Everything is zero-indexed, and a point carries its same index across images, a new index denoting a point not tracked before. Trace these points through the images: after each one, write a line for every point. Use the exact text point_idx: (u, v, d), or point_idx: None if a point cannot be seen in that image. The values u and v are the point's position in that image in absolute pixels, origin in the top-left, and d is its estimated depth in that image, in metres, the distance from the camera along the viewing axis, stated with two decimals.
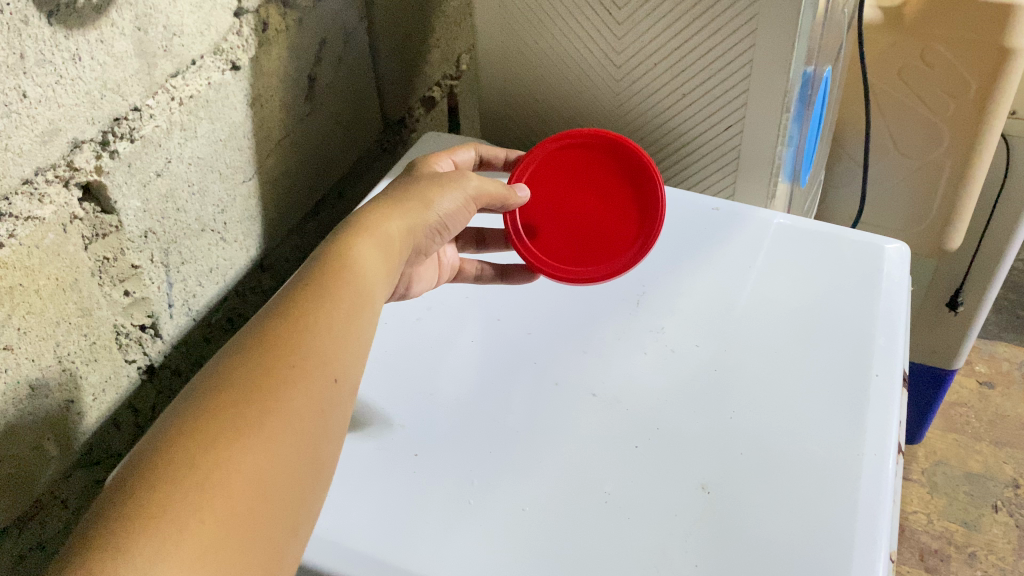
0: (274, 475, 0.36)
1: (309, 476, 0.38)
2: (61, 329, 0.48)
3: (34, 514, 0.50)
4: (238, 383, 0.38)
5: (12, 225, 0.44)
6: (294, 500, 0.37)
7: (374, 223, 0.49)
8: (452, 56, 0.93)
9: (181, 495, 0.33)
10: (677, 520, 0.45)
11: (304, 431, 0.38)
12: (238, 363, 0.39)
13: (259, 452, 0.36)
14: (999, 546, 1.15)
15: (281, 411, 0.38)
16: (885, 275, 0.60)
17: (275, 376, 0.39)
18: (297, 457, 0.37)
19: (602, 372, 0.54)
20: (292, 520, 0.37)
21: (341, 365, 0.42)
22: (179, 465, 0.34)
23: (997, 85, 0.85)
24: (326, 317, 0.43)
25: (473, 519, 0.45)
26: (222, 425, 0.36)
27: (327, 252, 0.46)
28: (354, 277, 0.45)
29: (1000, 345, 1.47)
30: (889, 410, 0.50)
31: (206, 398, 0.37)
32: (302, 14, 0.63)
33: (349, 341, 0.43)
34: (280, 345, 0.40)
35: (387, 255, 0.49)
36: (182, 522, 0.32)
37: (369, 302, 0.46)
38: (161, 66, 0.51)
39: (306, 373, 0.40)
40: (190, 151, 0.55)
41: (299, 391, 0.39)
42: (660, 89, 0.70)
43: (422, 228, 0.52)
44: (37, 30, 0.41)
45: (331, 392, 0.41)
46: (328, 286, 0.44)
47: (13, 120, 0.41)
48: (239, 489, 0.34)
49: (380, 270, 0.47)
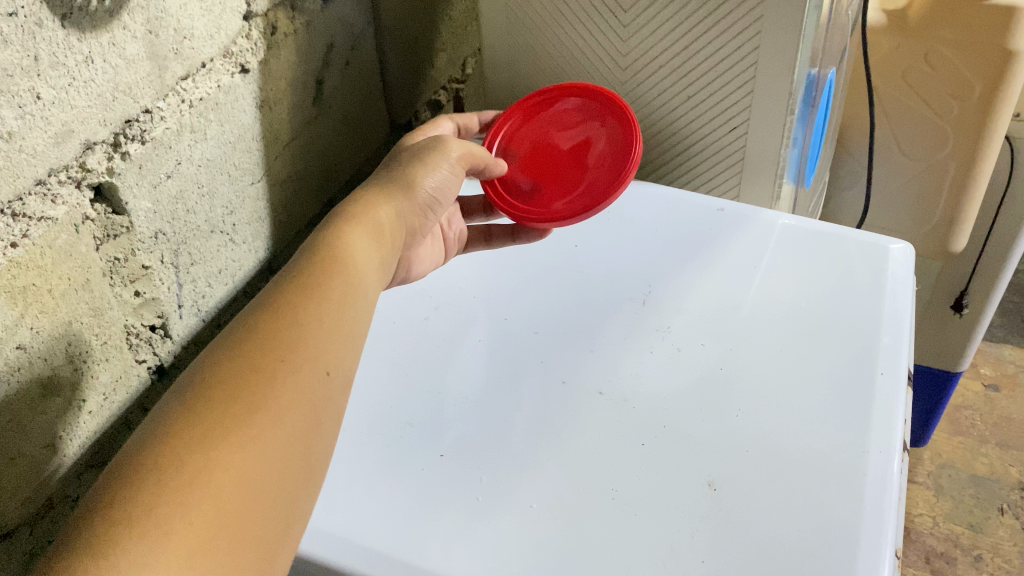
0: (265, 473, 0.37)
1: (301, 472, 0.39)
2: (73, 328, 0.49)
3: (46, 512, 0.51)
4: (230, 380, 0.38)
5: (25, 226, 0.44)
6: (286, 498, 0.38)
7: (360, 212, 0.50)
8: (458, 60, 0.94)
9: (170, 498, 0.33)
10: (685, 517, 0.45)
11: (295, 429, 0.39)
12: (232, 358, 0.39)
13: (249, 453, 0.36)
14: (1005, 549, 1.14)
15: (271, 408, 0.38)
16: (890, 275, 0.60)
17: (265, 372, 0.39)
18: (286, 454, 0.38)
19: (610, 372, 0.54)
20: (284, 516, 0.37)
21: (332, 359, 0.42)
22: (170, 468, 0.34)
23: (1000, 86, 0.85)
24: (320, 309, 0.43)
25: (482, 517, 0.46)
26: (212, 424, 0.36)
27: (316, 244, 0.46)
28: (344, 267, 0.46)
29: (1005, 349, 1.47)
30: (894, 409, 0.50)
31: (207, 394, 0.38)
32: (310, 18, 0.64)
33: (339, 329, 0.43)
34: (271, 340, 0.40)
35: (379, 245, 0.49)
36: (170, 525, 0.33)
37: (360, 291, 0.46)
38: (171, 68, 0.52)
39: (297, 369, 0.40)
40: (200, 153, 0.56)
41: (289, 387, 0.39)
42: (666, 91, 0.71)
43: (412, 210, 0.53)
44: (50, 33, 0.42)
45: (322, 386, 0.41)
46: (318, 277, 0.44)
47: (27, 122, 0.42)
48: (228, 490, 0.35)
49: (372, 257, 0.48)
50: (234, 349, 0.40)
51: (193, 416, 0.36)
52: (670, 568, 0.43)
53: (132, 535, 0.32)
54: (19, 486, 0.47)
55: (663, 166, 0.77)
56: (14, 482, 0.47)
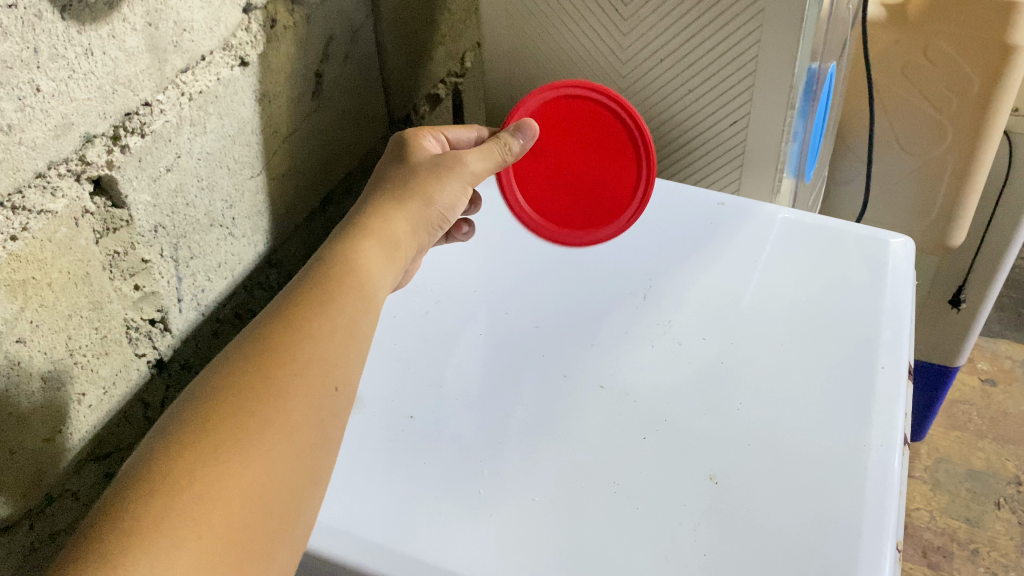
0: (274, 485, 0.36)
1: (305, 484, 0.38)
2: (72, 322, 0.48)
3: (46, 506, 0.51)
4: (241, 388, 0.38)
5: (26, 219, 0.44)
6: (292, 510, 0.37)
7: (375, 225, 0.50)
8: (457, 54, 0.94)
9: (176, 509, 0.33)
10: (687, 510, 0.45)
11: (301, 444, 0.38)
12: (238, 370, 0.39)
13: (255, 467, 0.36)
14: (1002, 543, 1.15)
15: (280, 423, 0.38)
16: (891, 268, 0.60)
17: (273, 386, 0.39)
18: (295, 468, 0.38)
19: (612, 365, 0.54)
20: (289, 528, 0.37)
21: (341, 374, 0.42)
22: (174, 478, 0.34)
23: (999, 81, 0.86)
24: (330, 321, 0.43)
25: (486, 510, 0.46)
26: (218, 436, 0.36)
27: (328, 256, 0.47)
28: (357, 280, 0.46)
29: (1002, 343, 1.47)
30: (895, 404, 0.50)
31: (211, 398, 0.38)
32: (310, 11, 0.64)
33: (348, 343, 0.43)
34: (282, 352, 0.40)
35: (393, 258, 0.49)
36: (176, 536, 0.33)
37: (371, 304, 0.46)
38: (171, 61, 0.51)
39: (306, 382, 0.40)
40: (199, 146, 0.55)
41: (299, 402, 0.39)
42: (666, 85, 0.70)
43: (425, 224, 0.53)
44: (50, 25, 0.42)
45: (329, 402, 0.41)
46: (327, 288, 0.44)
47: (26, 114, 0.42)
48: (234, 501, 0.35)
49: (382, 271, 0.48)
50: (243, 358, 0.40)
51: (197, 427, 0.36)
52: (672, 560, 0.43)
53: (137, 536, 0.32)
54: (18, 482, 0.47)
55: (663, 160, 0.77)
56: (14, 476, 0.47)
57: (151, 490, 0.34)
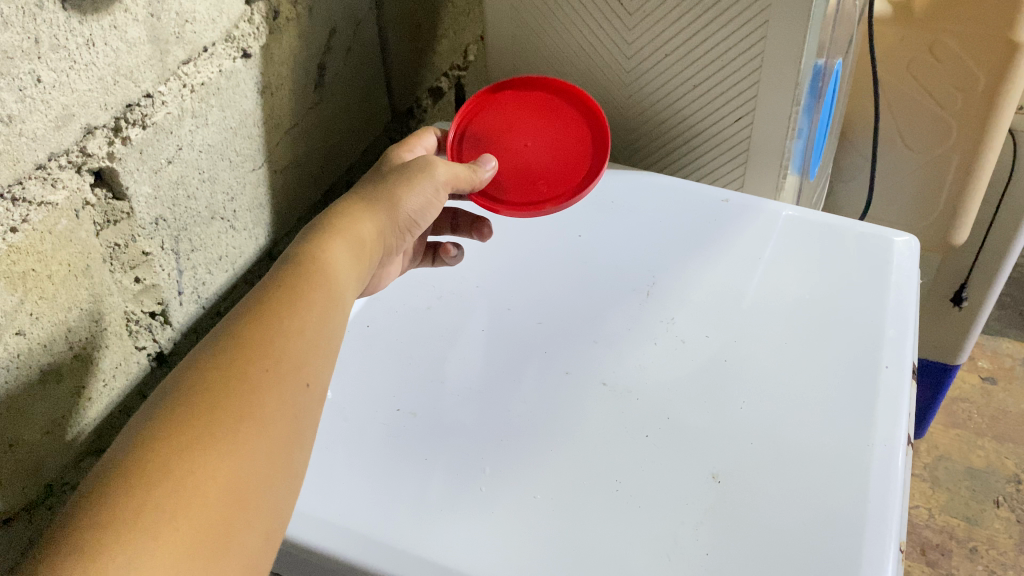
0: (250, 480, 0.36)
1: (283, 478, 0.38)
2: (72, 314, 0.48)
3: (45, 499, 0.50)
4: (218, 385, 0.38)
5: (26, 210, 0.44)
6: (270, 504, 0.37)
7: (345, 224, 0.50)
8: (459, 47, 0.93)
9: (159, 504, 0.33)
10: (689, 508, 0.45)
11: (274, 440, 0.38)
12: (217, 366, 0.39)
13: (234, 460, 0.36)
14: (1000, 542, 1.15)
15: (254, 419, 0.38)
16: (895, 266, 0.60)
17: (245, 383, 0.39)
18: (270, 464, 0.38)
19: (615, 363, 0.54)
20: (267, 522, 0.37)
21: (311, 370, 0.42)
22: (155, 472, 0.34)
23: (1007, 77, 0.85)
24: (302, 321, 0.43)
25: (484, 506, 0.46)
26: (197, 432, 0.36)
27: (297, 254, 0.47)
28: (327, 280, 0.46)
29: (1003, 341, 1.47)
30: (899, 403, 0.50)
31: (196, 394, 0.37)
32: (312, 3, 0.63)
33: (319, 340, 0.43)
34: (256, 349, 0.40)
35: (359, 258, 0.49)
36: (155, 530, 0.33)
37: (339, 301, 0.46)
38: (172, 53, 0.51)
39: (278, 379, 0.40)
40: (201, 138, 0.55)
41: (272, 399, 0.39)
42: (672, 80, 0.70)
43: (393, 229, 0.53)
44: (51, 15, 0.41)
45: (301, 399, 0.41)
46: (300, 287, 0.44)
47: (27, 105, 0.41)
48: (213, 497, 0.35)
49: (350, 272, 0.48)
50: (230, 354, 0.40)
51: (182, 421, 0.36)
52: (673, 560, 0.43)
53: (122, 535, 0.32)
54: (15, 474, 0.47)
55: (665, 155, 0.76)
56: (12, 468, 0.47)
57: (141, 486, 0.33)
